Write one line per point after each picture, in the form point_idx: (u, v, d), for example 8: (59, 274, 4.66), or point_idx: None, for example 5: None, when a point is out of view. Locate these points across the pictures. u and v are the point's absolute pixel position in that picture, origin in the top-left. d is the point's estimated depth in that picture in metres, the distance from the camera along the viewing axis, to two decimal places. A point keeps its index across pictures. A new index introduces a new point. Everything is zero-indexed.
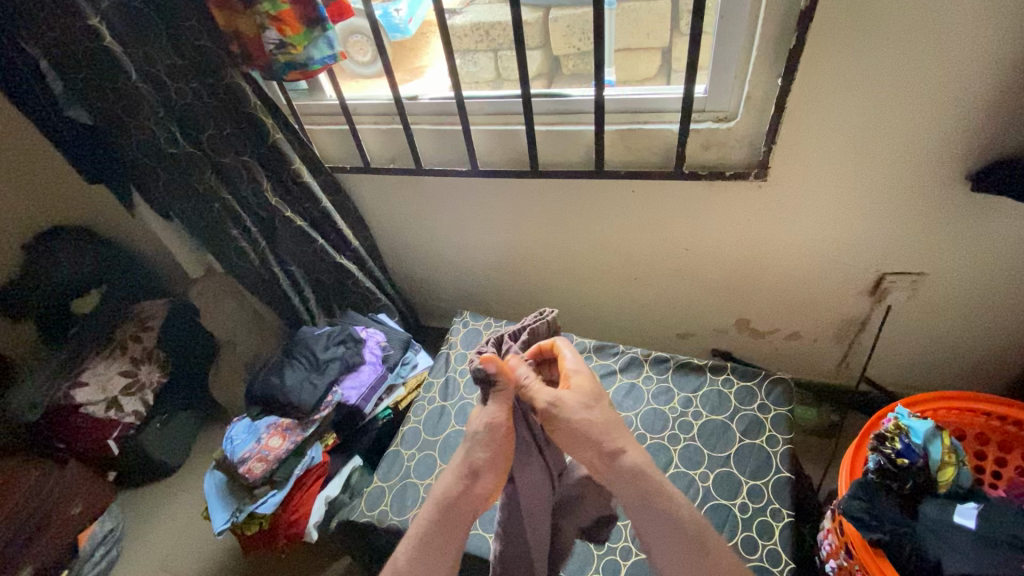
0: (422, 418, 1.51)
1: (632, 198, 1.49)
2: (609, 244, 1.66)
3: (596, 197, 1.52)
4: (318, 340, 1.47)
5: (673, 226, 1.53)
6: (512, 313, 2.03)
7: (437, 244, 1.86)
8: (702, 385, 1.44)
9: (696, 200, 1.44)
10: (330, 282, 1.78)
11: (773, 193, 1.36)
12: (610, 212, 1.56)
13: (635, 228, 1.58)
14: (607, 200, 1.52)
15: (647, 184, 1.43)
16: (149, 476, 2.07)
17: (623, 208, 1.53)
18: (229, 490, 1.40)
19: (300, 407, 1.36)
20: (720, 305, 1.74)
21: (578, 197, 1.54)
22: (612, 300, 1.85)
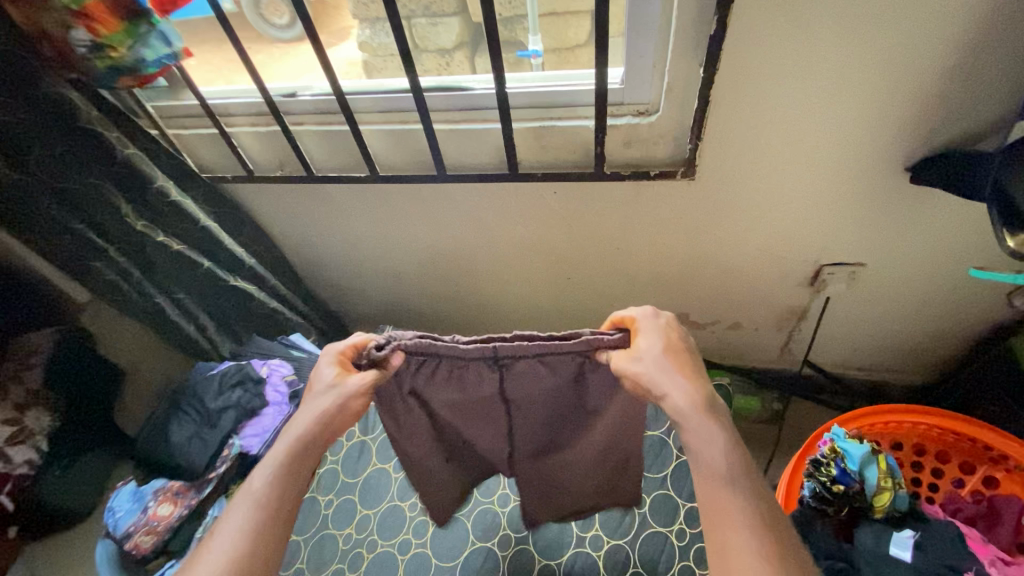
0: (340, 456, 1.37)
1: (554, 198, 1.33)
2: (537, 245, 1.51)
3: (516, 197, 1.36)
4: (210, 386, 1.29)
5: (602, 224, 1.39)
6: (444, 317, 1.89)
7: (351, 252, 1.67)
8: None
9: (622, 198, 1.30)
10: (231, 306, 1.57)
11: (705, 188, 1.23)
12: (533, 212, 1.40)
13: (563, 227, 1.43)
14: (529, 201, 1.37)
15: (568, 184, 1.28)
16: (58, 526, 1.87)
17: (547, 207, 1.37)
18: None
19: (191, 468, 1.20)
20: (658, 301, 1.64)
21: (497, 198, 1.38)
22: (547, 300, 1.72)
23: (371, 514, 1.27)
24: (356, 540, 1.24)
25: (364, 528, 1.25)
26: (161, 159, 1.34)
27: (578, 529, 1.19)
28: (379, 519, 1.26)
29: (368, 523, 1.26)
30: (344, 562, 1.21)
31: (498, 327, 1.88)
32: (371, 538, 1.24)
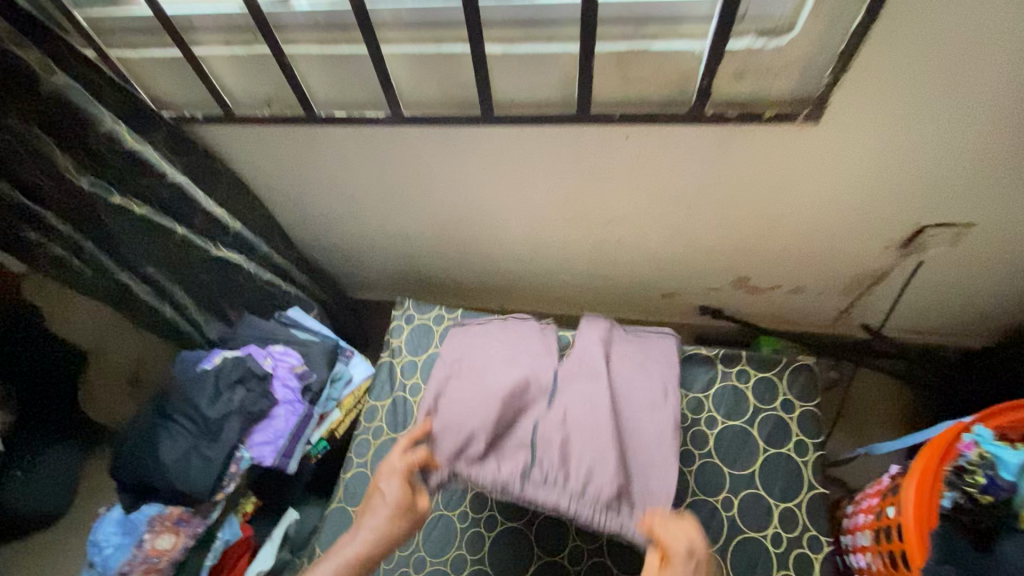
0: (368, 459, 1.17)
1: (623, 146, 1.07)
2: (589, 203, 1.25)
3: (572, 145, 1.10)
4: (205, 388, 1.03)
5: (674, 179, 1.14)
6: (460, 281, 1.64)
7: (355, 210, 1.39)
8: (713, 380, 1.18)
9: (710, 146, 1.05)
10: (214, 280, 1.28)
11: (816, 134, 1.00)
12: (590, 163, 1.14)
13: (623, 182, 1.18)
14: (588, 149, 1.10)
15: (647, 127, 1.02)
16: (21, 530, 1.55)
17: (610, 158, 1.11)
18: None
19: (194, 494, 0.96)
20: (717, 265, 1.43)
21: (548, 146, 1.11)
22: (585, 263, 1.49)
23: None
24: (400, 558, 1.07)
25: (408, 543, 1.08)
26: (104, 91, 1.02)
27: None
28: (425, 533, 1.08)
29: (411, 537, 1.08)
30: None
31: (523, 291, 1.65)
32: (418, 554, 1.06)
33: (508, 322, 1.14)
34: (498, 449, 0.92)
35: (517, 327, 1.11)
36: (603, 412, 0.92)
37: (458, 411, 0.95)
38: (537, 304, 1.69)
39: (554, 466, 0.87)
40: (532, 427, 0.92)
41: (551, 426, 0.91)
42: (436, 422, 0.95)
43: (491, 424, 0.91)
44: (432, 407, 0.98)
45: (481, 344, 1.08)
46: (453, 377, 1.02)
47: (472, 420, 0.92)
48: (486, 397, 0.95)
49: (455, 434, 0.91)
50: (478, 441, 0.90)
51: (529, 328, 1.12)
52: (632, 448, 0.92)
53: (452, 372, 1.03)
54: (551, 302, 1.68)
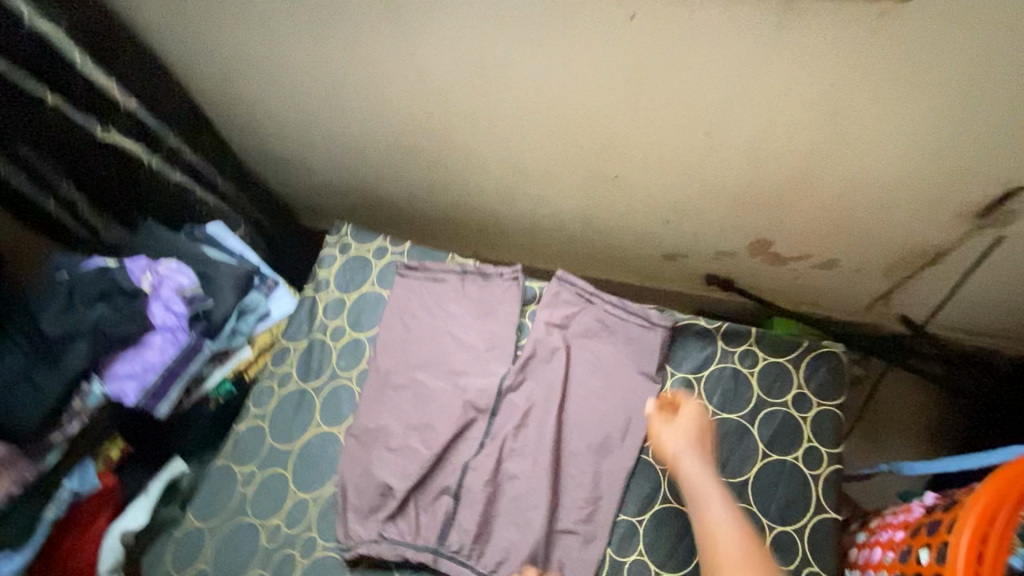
0: (268, 411, 0.94)
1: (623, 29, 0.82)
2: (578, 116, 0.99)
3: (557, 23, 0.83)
4: (53, 299, 0.81)
5: (688, 85, 0.87)
6: (425, 217, 1.39)
7: (294, 107, 1.13)
8: (709, 360, 0.92)
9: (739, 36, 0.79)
10: (111, 174, 1.05)
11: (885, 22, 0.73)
12: (581, 54, 0.87)
13: (623, 83, 0.91)
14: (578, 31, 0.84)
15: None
16: None
17: (607, 46, 0.85)
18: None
19: (17, 431, 0.75)
20: (733, 223, 1.16)
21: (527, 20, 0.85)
22: (573, 204, 1.22)
23: (308, 500, 0.87)
24: (285, 537, 0.84)
25: (298, 519, 0.85)
26: None
27: (615, 548, 0.81)
28: (320, 509, 0.86)
29: (303, 512, 0.86)
30: (267, 566, 0.83)
31: (498, 237, 1.39)
32: (308, 535, 0.84)
33: (479, 288, 0.99)
34: (416, 497, 0.85)
35: (485, 303, 0.98)
36: (556, 419, 0.87)
37: (411, 348, 0.95)
38: (514, 255, 1.43)
39: (482, 483, 0.84)
40: (468, 454, 0.86)
41: (482, 472, 0.84)
42: (385, 363, 0.95)
43: (422, 461, 0.85)
44: (393, 330, 0.98)
45: (442, 310, 0.98)
46: (410, 322, 0.98)
47: (425, 368, 0.93)
48: (411, 438, 0.87)
49: (404, 370, 0.94)
50: (426, 397, 0.91)
51: (500, 301, 0.97)
52: (566, 502, 0.83)
53: (412, 307, 0.99)
54: (530, 254, 1.42)
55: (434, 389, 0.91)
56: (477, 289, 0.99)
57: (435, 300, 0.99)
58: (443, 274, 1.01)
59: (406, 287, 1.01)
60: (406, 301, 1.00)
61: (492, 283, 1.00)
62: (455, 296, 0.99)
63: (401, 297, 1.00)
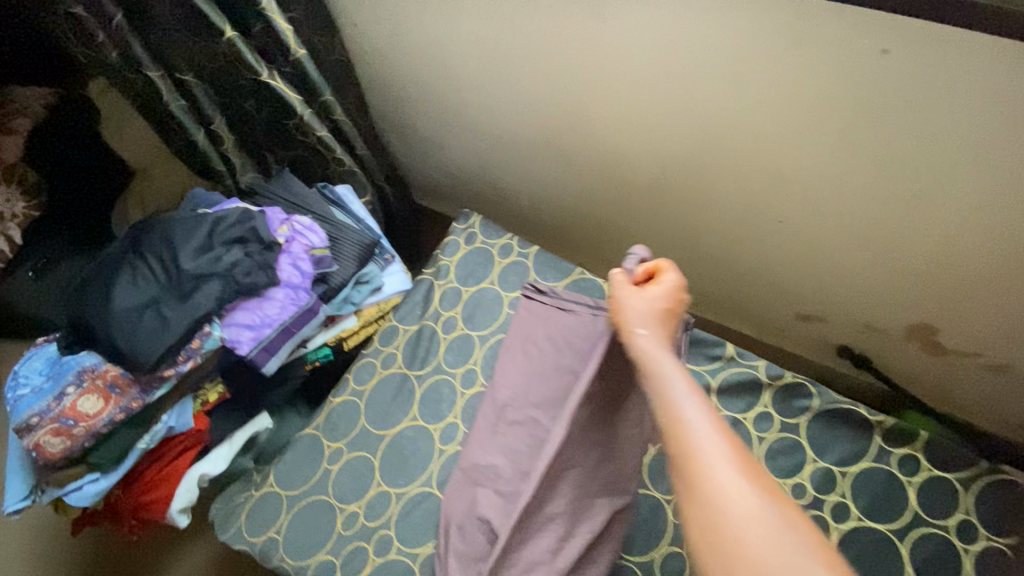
0: (367, 389, 0.90)
1: (836, 59, 0.74)
2: (750, 145, 0.91)
3: (768, 47, 0.77)
4: (194, 234, 0.80)
5: (906, 142, 0.78)
6: (544, 216, 1.33)
7: (453, 83, 1.12)
8: (859, 455, 0.79)
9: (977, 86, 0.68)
10: (261, 116, 1.05)
11: None
12: (791, 87, 0.80)
13: (818, 119, 0.82)
14: (797, 61, 0.76)
15: (891, 25, 0.67)
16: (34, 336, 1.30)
17: (826, 82, 0.77)
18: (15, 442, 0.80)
19: (135, 360, 0.73)
20: (892, 296, 1.03)
21: (742, 40, 0.78)
22: (711, 239, 1.13)
23: (392, 495, 0.81)
24: (360, 528, 0.80)
25: (376, 512, 0.80)
26: None
27: None
28: (401, 509, 0.80)
29: (384, 507, 0.81)
30: (338, 553, 0.78)
31: (614, 254, 1.31)
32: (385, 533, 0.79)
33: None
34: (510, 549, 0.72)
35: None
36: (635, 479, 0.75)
37: (531, 382, 0.85)
38: None
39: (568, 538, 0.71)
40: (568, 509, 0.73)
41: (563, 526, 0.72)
42: (503, 395, 0.85)
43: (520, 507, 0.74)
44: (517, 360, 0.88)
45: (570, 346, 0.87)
46: (532, 351, 0.88)
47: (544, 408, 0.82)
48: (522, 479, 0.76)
49: (521, 406, 0.83)
50: (546, 442, 0.79)
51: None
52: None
53: (540, 337, 0.89)
54: None
55: (557, 434, 0.79)
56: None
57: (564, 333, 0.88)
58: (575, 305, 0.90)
59: (534, 314, 0.91)
60: (533, 329, 0.90)
61: None
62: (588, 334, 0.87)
63: (528, 325, 0.91)
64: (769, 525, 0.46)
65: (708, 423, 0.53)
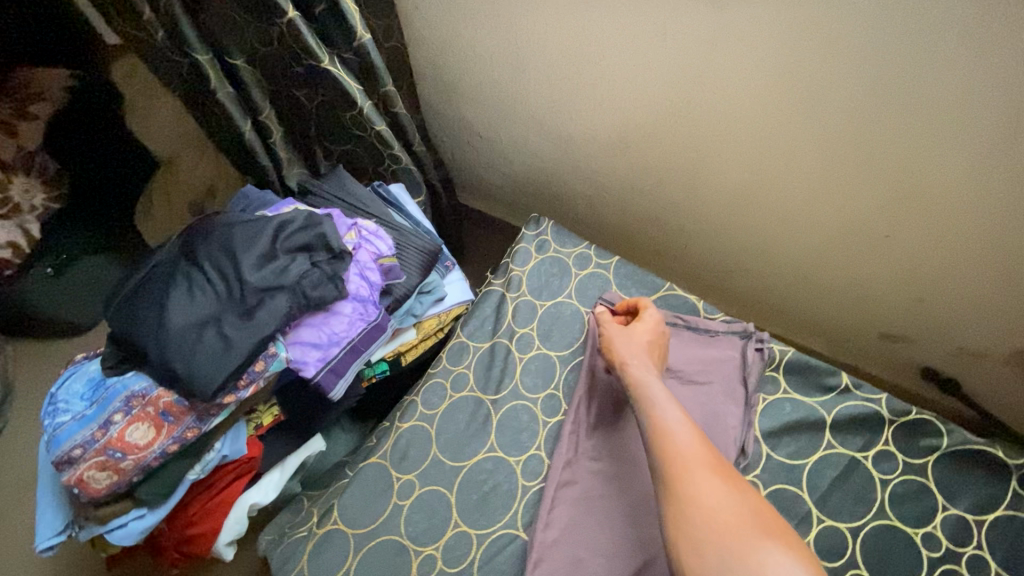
0: (437, 414, 0.82)
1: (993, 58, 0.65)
2: (862, 153, 0.82)
3: (909, 43, 0.68)
4: (256, 241, 0.70)
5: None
6: (602, 221, 1.23)
7: (520, 74, 1.02)
8: (997, 503, 0.71)
9: None
10: (314, 106, 0.96)
11: None
12: (936, 89, 0.70)
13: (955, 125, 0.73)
14: (953, 57, 0.67)
15: None
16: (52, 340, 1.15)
17: (982, 83, 0.67)
18: (50, 469, 0.71)
19: (193, 386, 0.64)
20: (1001, 322, 0.93)
21: (888, 31, 0.68)
22: (797, 252, 1.03)
23: (473, 538, 0.73)
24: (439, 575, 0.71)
25: (456, 557, 0.72)
26: None
27: None
28: (484, 553, 0.72)
29: (464, 551, 0.72)
30: None
31: (678, 264, 1.21)
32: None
33: (702, 349, 0.82)
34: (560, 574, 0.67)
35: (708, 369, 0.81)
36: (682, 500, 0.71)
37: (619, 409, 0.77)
38: (688, 287, 1.25)
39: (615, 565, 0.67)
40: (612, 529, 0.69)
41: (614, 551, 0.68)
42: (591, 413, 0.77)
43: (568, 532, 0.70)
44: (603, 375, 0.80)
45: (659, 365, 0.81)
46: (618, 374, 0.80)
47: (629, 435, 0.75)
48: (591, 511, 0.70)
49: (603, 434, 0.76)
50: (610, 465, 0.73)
51: (726, 368, 0.81)
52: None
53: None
54: (706, 290, 1.23)
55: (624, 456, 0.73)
56: (696, 351, 0.82)
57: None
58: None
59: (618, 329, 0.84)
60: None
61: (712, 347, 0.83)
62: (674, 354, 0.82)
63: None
64: (741, 515, 0.56)
65: (694, 448, 0.61)
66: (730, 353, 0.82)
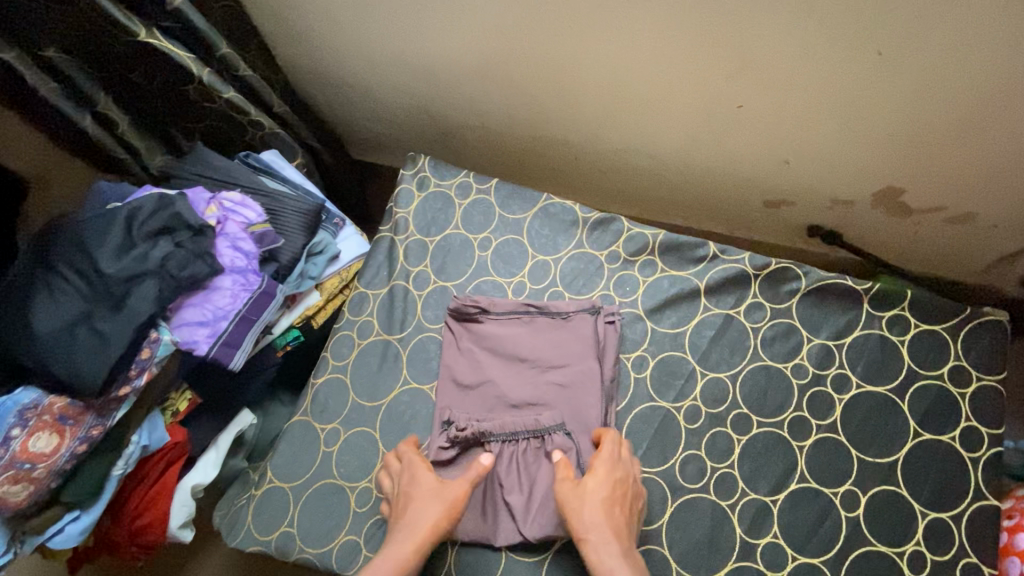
0: (349, 363, 0.85)
1: None
2: (693, 26, 0.84)
3: None
4: (109, 233, 0.69)
5: None
6: (491, 147, 1.23)
7: (364, 9, 0.98)
8: (851, 326, 0.79)
9: None
10: (152, 86, 0.91)
11: None
12: None
13: None
14: None
15: None
16: None
17: None
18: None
19: (80, 385, 0.64)
20: (853, 166, 1.00)
21: None
22: (673, 140, 1.06)
23: None
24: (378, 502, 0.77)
25: None
26: None
27: (747, 533, 0.73)
28: None
29: None
30: (359, 533, 0.75)
31: (572, 175, 1.23)
32: None
33: (555, 333, 0.81)
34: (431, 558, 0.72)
35: (562, 353, 0.79)
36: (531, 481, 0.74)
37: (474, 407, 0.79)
38: (587, 196, 1.28)
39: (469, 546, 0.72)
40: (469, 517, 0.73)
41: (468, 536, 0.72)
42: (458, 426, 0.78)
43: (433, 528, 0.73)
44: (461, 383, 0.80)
45: (515, 360, 0.80)
46: (471, 371, 0.81)
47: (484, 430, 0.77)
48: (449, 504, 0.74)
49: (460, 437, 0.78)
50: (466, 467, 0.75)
51: (579, 347, 0.79)
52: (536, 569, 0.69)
53: (483, 358, 0.81)
54: (606, 195, 1.27)
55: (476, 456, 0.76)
56: (549, 338, 0.81)
57: (506, 349, 0.81)
58: (514, 316, 0.82)
59: (472, 334, 0.82)
60: (475, 351, 0.82)
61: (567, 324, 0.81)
62: (527, 347, 0.80)
63: (467, 348, 0.82)
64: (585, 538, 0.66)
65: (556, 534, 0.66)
66: (584, 330, 0.80)
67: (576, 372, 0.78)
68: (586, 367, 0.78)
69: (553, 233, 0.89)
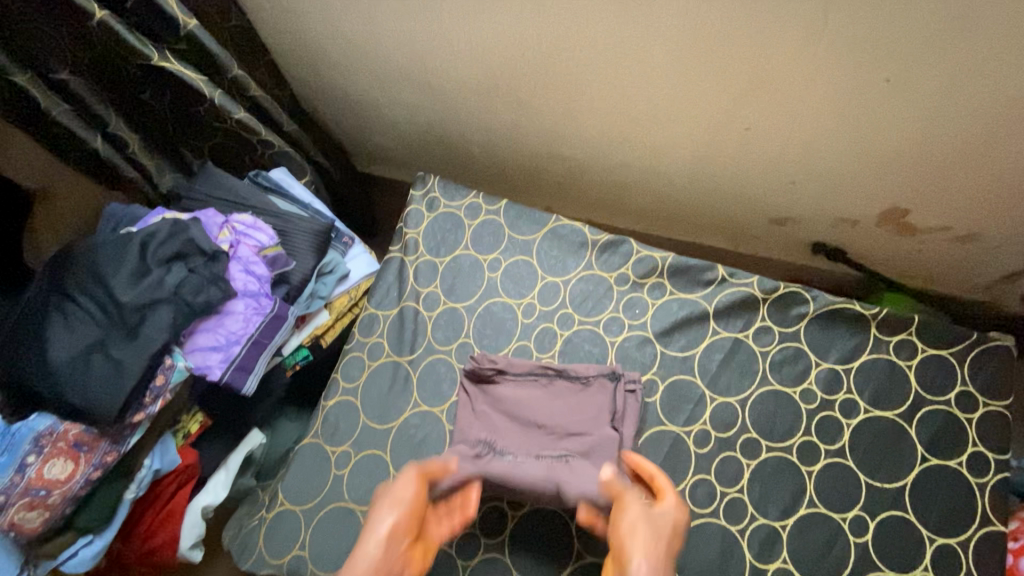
0: (359, 385, 0.86)
1: None
2: (702, 52, 0.85)
3: None
4: (123, 260, 0.69)
5: (882, 17, 0.74)
6: (497, 163, 1.23)
7: (374, 30, 0.99)
8: (859, 350, 0.80)
9: None
10: (163, 106, 0.92)
11: None
12: None
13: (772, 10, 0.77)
14: None
15: None
16: None
17: None
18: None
19: (95, 412, 0.65)
20: (859, 187, 1.01)
21: None
22: (679, 159, 1.07)
23: None
24: None
25: None
26: None
27: (757, 558, 0.73)
28: None
29: None
30: None
31: (577, 190, 1.24)
32: None
33: (573, 399, 0.79)
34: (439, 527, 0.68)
35: (581, 420, 0.77)
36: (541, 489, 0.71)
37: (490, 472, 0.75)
38: (592, 211, 1.29)
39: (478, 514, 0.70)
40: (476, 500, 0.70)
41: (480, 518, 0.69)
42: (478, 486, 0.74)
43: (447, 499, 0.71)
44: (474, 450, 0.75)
45: (531, 426, 0.78)
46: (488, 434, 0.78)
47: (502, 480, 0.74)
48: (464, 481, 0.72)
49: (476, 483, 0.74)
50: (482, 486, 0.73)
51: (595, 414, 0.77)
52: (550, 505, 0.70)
53: (499, 421, 0.79)
54: (611, 211, 1.27)
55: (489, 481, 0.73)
56: (566, 404, 0.78)
57: (522, 413, 0.79)
58: (529, 378, 0.81)
59: (488, 396, 0.80)
60: (491, 413, 0.80)
61: (586, 392, 0.79)
62: (543, 414, 0.78)
63: (482, 410, 0.80)
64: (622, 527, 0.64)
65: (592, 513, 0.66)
66: (602, 398, 0.78)
67: (596, 440, 0.75)
68: (605, 436, 0.75)
69: (562, 254, 0.89)
